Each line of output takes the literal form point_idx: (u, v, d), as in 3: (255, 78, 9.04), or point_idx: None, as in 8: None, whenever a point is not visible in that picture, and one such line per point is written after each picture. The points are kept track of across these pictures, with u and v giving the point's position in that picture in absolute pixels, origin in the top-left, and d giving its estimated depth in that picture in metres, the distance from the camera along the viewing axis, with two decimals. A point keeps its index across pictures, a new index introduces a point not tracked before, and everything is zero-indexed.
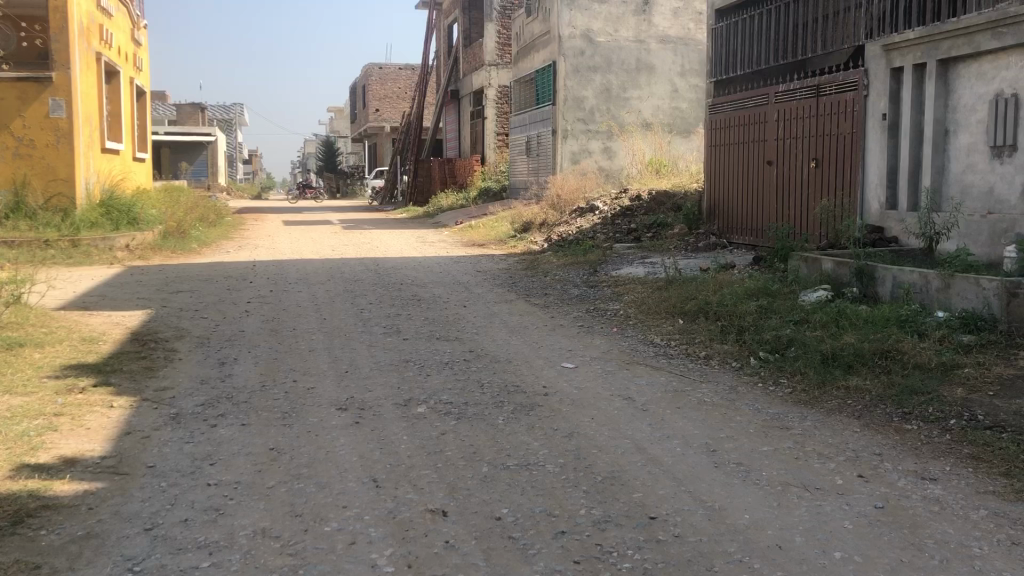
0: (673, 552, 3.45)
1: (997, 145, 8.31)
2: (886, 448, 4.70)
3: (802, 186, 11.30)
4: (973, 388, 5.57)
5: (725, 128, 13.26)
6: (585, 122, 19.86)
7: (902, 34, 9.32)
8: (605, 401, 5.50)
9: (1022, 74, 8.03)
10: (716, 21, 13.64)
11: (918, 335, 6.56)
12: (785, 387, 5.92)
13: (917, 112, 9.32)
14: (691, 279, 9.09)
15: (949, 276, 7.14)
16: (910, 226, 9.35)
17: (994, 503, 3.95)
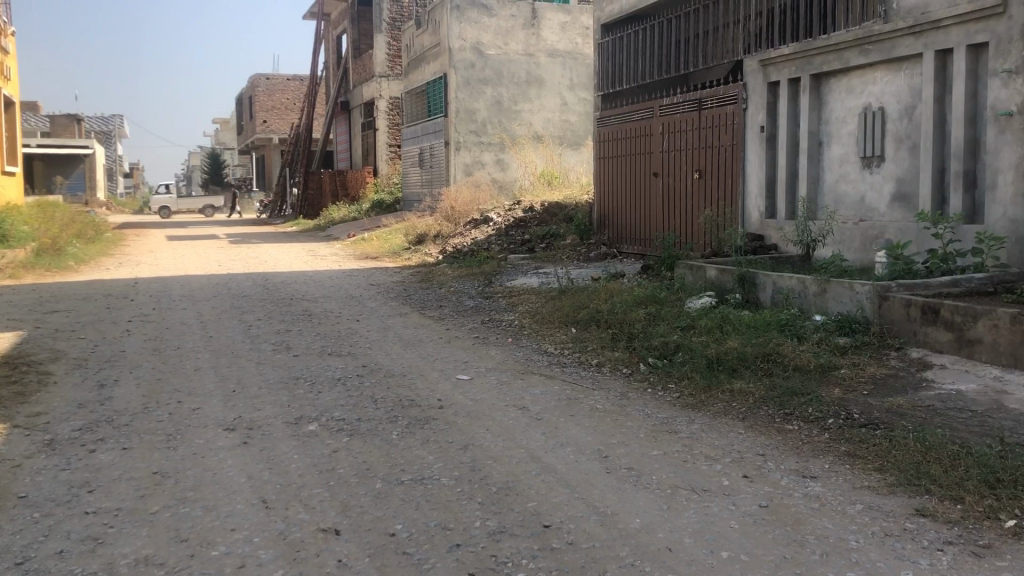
0: (567, 559, 3.48)
1: (867, 156, 8.76)
2: (770, 448, 4.87)
3: (686, 197, 11.62)
4: (849, 388, 5.84)
5: (613, 140, 13.54)
6: (477, 134, 19.96)
7: (777, 50, 9.74)
8: (500, 411, 5.52)
9: (887, 89, 8.49)
10: (602, 35, 13.94)
11: (798, 338, 6.84)
12: (674, 391, 6.07)
13: (793, 124, 9.74)
14: (583, 288, 9.23)
15: (825, 281, 7.47)
16: (788, 233, 9.75)
17: (870, 497, 4.14)
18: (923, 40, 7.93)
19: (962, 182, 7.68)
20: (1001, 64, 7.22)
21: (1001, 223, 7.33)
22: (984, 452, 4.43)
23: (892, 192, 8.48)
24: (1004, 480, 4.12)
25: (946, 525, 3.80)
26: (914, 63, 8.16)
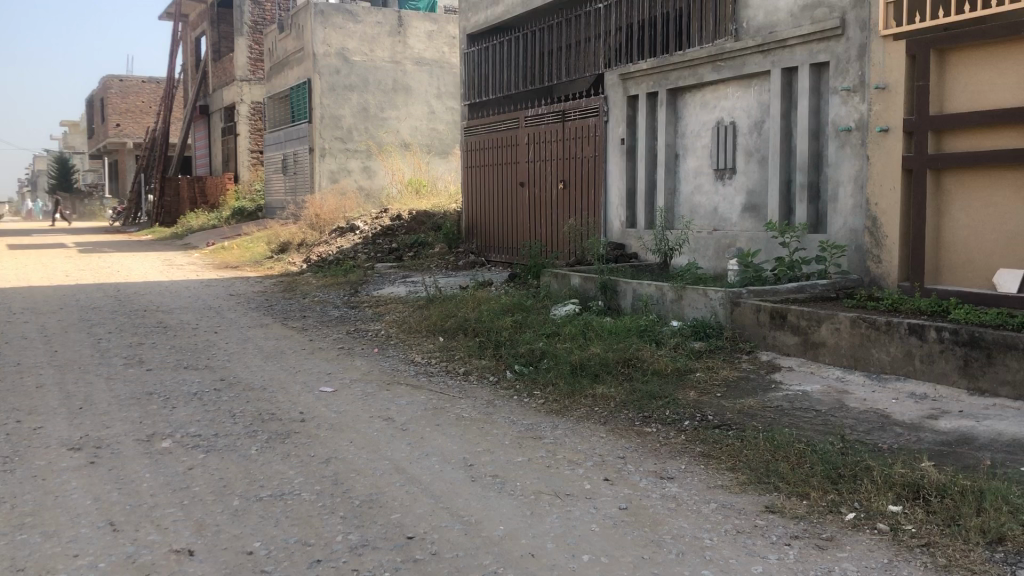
0: (430, 569, 3.47)
1: (720, 168, 9.14)
2: (629, 451, 5.00)
3: (551, 206, 11.82)
4: (703, 390, 6.07)
5: (480, 150, 13.64)
6: (342, 140, 19.66)
7: (636, 64, 10.06)
8: (364, 423, 5.45)
9: (738, 104, 8.90)
10: (468, 45, 14.02)
11: (657, 343, 7.06)
12: (538, 398, 6.14)
13: (652, 136, 10.07)
14: (450, 296, 9.24)
15: (681, 288, 7.74)
16: (647, 242, 10.05)
17: (723, 496, 4.31)
18: (771, 58, 8.37)
19: (806, 194, 8.13)
20: (841, 83, 7.70)
21: (841, 233, 7.80)
22: (826, 449, 4.69)
23: (743, 203, 8.88)
24: (844, 475, 4.38)
25: (793, 520, 3.99)
26: (762, 80, 8.59)
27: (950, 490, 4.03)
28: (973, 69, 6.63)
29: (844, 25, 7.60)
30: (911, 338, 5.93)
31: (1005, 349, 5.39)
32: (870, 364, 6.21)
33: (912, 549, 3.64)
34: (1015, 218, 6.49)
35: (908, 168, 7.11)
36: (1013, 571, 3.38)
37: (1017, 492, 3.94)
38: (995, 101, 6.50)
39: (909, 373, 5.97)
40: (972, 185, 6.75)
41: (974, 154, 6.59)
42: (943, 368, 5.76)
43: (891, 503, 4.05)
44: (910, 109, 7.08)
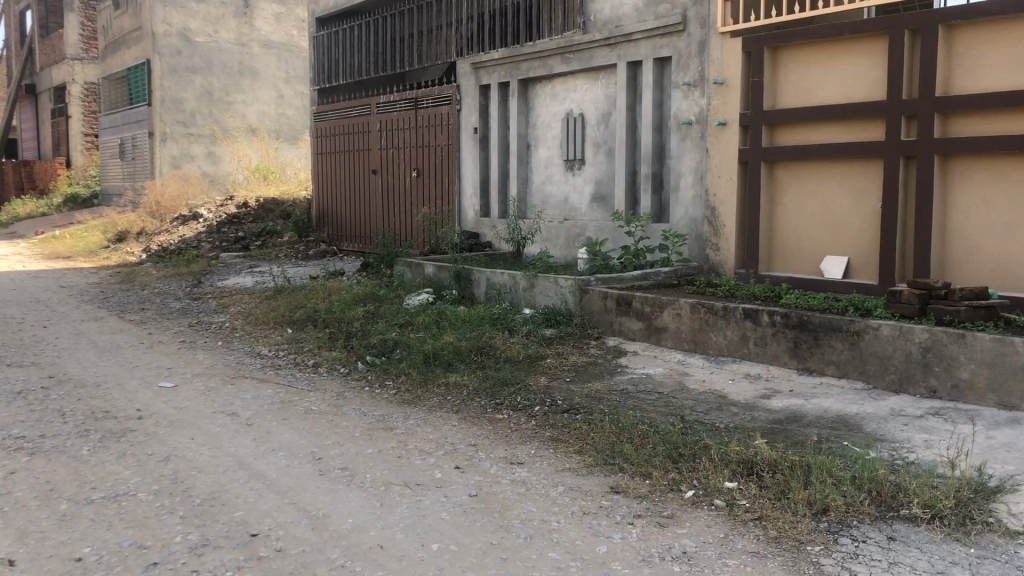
0: (275, 567, 3.37)
1: (570, 159, 9.32)
2: (480, 438, 5.04)
3: (404, 194, 11.73)
4: (553, 376, 6.19)
5: (331, 136, 13.36)
6: (185, 124, 18.81)
7: (488, 54, 10.11)
8: (206, 419, 5.25)
9: (586, 96, 9.09)
10: (317, 29, 13.69)
11: (509, 331, 7.13)
12: (390, 388, 6.08)
13: (503, 126, 10.15)
14: (300, 287, 9.02)
15: (533, 276, 7.85)
16: (500, 230, 10.14)
17: (571, 479, 4.40)
18: (617, 51, 8.59)
19: (651, 184, 8.41)
20: (682, 77, 7.98)
21: (683, 222, 8.11)
22: (668, 430, 4.87)
23: (592, 193, 9.09)
24: (684, 454, 4.56)
25: (636, 500, 4.12)
26: (609, 73, 8.81)
27: (781, 464, 4.26)
28: (803, 66, 7.05)
29: (685, 21, 7.89)
30: (746, 322, 6.24)
31: (829, 331, 5.76)
32: (709, 348, 6.50)
33: (746, 523, 3.83)
34: (839, 209, 6.93)
35: (744, 160, 7.46)
36: (836, 539, 3.61)
37: (839, 465, 4.21)
38: (822, 98, 6.93)
39: (744, 356, 6.28)
40: (801, 177, 7.16)
41: (803, 147, 6.99)
42: (775, 349, 6.09)
43: (727, 480, 4.24)
44: (745, 104, 7.44)
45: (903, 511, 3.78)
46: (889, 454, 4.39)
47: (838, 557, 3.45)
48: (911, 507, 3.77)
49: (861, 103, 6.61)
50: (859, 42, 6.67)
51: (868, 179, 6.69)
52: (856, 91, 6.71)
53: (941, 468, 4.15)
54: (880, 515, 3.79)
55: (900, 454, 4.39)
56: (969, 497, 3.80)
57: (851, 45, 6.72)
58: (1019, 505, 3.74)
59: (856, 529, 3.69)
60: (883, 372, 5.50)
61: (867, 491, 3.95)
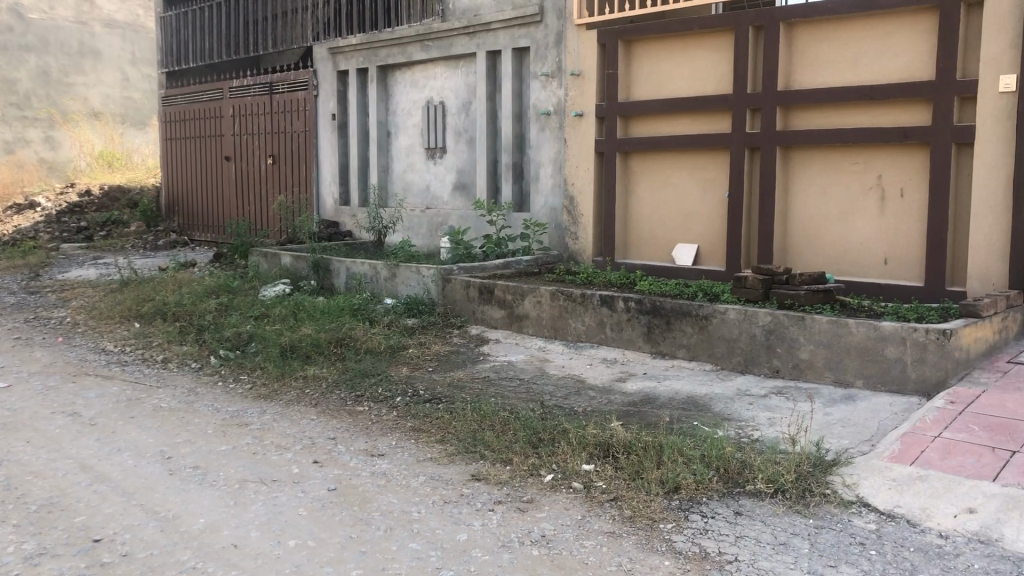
0: (120, 573, 3.21)
1: (430, 147, 9.28)
2: (340, 431, 4.96)
3: (259, 182, 11.37)
4: (415, 366, 6.16)
5: (180, 122, 12.80)
6: (19, 107, 17.30)
7: (345, 39, 9.92)
8: (45, 420, 4.94)
9: (446, 84, 9.07)
10: (164, 9, 13.07)
11: (370, 321, 7.04)
12: (245, 382, 5.90)
13: (363, 113, 10.00)
14: (148, 279, 8.62)
15: (394, 266, 7.78)
16: (360, 219, 9.98)
17: (432, 468, 4.38)
18: (476, 41, 8.59)
19: (511, 174, 8.48)
20: (540, 68, 8.07)
21: (543, 211, 8.22)
22: (528, 416, 4.93)
23: (453, 181, 9.08)
24: (543, 439, 4.63)
25: (496, 486, 4.15)
26: (468, 62, 8.81)
27: (635, 446, 4.38)
28: (656, 60, 7.27)
29: (542, 12, 7.98)
30: (603, 308, 6.39)
31: (681, 315, 5.97)
32: (568, 334, 6.62)
33: (602, 504, 3.92)
34: (690, 199, 7.19)
35: (600, 151, 7.62)
36: (686, 516, 3.75)
37: (689, 444, 4.36)
38: (674, 91, 7.17)
39: (601, 341, 6.43)
40: (654, 168, 7.38)
41: (656, 139, 7.20)
42: (630, 334, 6.26)
43: (585, 463, 4.34)
44: (601, 95, 7.61)
45: (749, 487, 3.96)
46: (736, 432, 4.60)
47: (689, 534, 3.59)
48: (755, 482, 3.96)
49: (709, 96, 6.87)
50: (708, 37, 6.93)
51: (716, 170, 6.97)
52: (705, 85, 6.97)
53: (783, 444, 4.37)
54: (727, 491, 3.97)
55: (746, 432, 4.61)
56: (809, 471, 4.02)
57: (701, 40, 6.97)
58: (853, 476, 3.98)
59: (706, 505, 3.85)
60: (730, 353, 5.75)
61: (716, 469, 4.12)
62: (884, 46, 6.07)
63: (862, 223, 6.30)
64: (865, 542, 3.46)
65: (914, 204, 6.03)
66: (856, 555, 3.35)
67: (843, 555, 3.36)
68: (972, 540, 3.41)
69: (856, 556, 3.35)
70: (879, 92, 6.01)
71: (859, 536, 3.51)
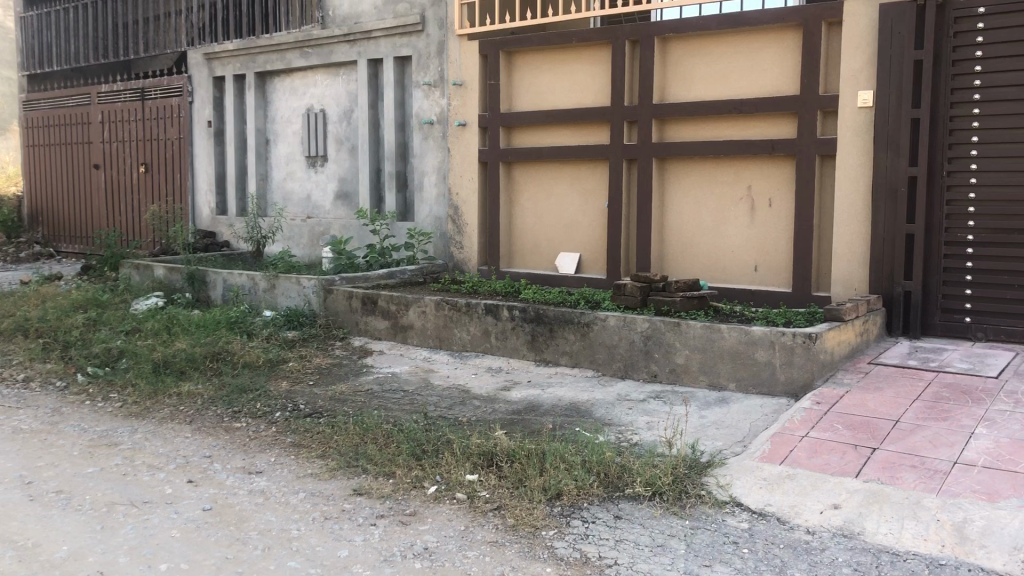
0: None
1: (311, 155, 9.12)
2: (217, 449, 4.80)
3: (130, 192, 10.92)
4: (295, 380, 6.03)
5: (43, 128, 12.19)
6: None
7: (221, 44, 9.66)
8: None
9: (327, 92, 8.94)
10: (24, 9, 12.41)
11: (248, 334, 6.85)
12: (115, 401, 5.64)
13: (240, 121, 9.75)
14: (8, 293, 8.14)
15: (273, 277, 7.61)
16: (238, 230, 9.73)
17: (312, 484, 4.30)
18: (357, 48, 8.51)
19: (394, 182, 8.41)
20: (422, 77, 8.06)
21: (427, 220, 8.19)
22: (411, 428, 4.89)
23: (335, 191, 8.95)
24: (427, 451, 4.60)
25: (379, 500, 4.10)
26: (349, 70, 8.71)
27: (518, 454, 4.40)
28: (537, 70, 7.36)
29: (423, 21, 7.98)
30: (487, 317, 6.41)
31: (563, 323, 6.05)
32: (453, 343, 6.61)
33: (486, 513, 3.92)
34: (572, 207, 7.30)
35: (483, 161, 7.65)
36: (568, 522, 3.80)
37: (571, 450, 4.41)
38: (554, 102, 7.26)
39: (486, 350, 6.45)
40: (536, 178, 7.47)
41: (538, 149, 7.28)
42: (514, 343, 6.30)
43: (468, 473, 4.33)
44: (483, 105, 7.64)
45: (628, 490, 4.04)
46: (616, 437, 4.68)
47: (570, 539, 3.63)
48: (634, 486, 4.04)
49: (589, 107, 7.00)
50: (586, 49, 7.06)
51: (596, 180, 7.11)
52: (584, 96, 7.10)
53: (660, 447, 4.48)
54: (607, 495, 4.04)
55: (625, 436, 4.70)
56: (685, 473, 4.13)
57: (580, 52, 7.11)
58: (727, 476, 4.11)
59: (587, 510, 3.90)
60: (610, 360, 5.86)
61: (596, 474, 4.18)
62: (753, 61, 6.32)
63: (734, 231, 6.53)
64: (738, 541, 3.57)
65: (782, 214, 6.30)
66: (729, 554, 3.46)
67: (717, 554, 3.46)
68: (837, 534, 3.57)
69: (730, 555, 3.45)
70: (749, 106, 6.26)
71: (732, 535, 3.63)
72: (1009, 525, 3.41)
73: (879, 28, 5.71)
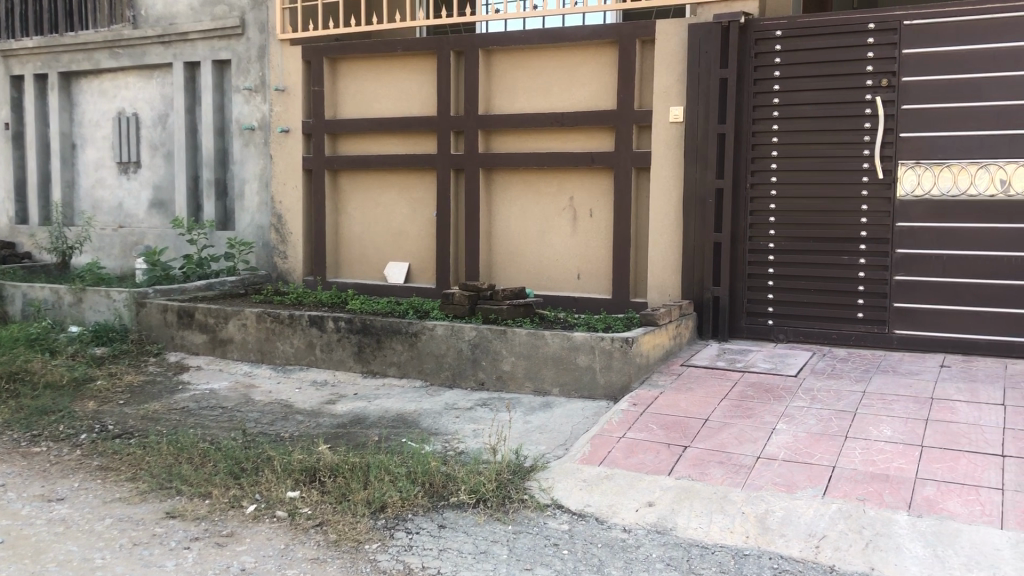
0: None
1: (123, 161, 8.64)
2: (11, 476, 4.44)
3: None
4: (104, 399, 5.67)
5: None
6: None
7: (20, 41, 9.00)
8: None
9: (140, 95, 8.51)
10: None
11: (50, 352, 6.40)
12: None
13: (42, 123, 9.11)
14: None
15: (80, 290, 7.15)
16: (41, 240, 9.08)
17: (120, 510, 4.05)
18: (172, 50, 8.14)
19: (213, 190, 8.10)
20: (242, 82, 7.81)
21: (248, 230, 7.93)
22: (229, 446, 4.70)
23: (149, 199, 8.52)
24: (246, 468, 4.44)
25: (193, 522, 3.92)
26: (164, 72, 8.33)
27: (341, 468, 4.31)
28: (362, 78, 7.29)
29: (243, 25, 7.73)
30: (312, 329, 6.27)
31: (389, 334, 6.00)
32: (275, 357, 6.43)
33: (307, 530, 3.82)
34: (398, 217, 7.26)
35: (308, 169, 7.50)
36: (391, 534, 3.76)
37: (396, 461, 4.37)
38: (379, 111, 7.22)
39: (311, 363, 6.31)
40: (362, 187, 7.39)
41: (363, 157, 7.21)
42: (340, 355, 6.20)
43: (289, 490, 4.20)
44: (307, 112, 7.49)
45: (451, 499, 4.04)
46: (442, 446, 4.69)
47: (393, 552, 3.59)
48: (458, 494, 4.05)
49: (414, 117, 7.00)
50: (411, 59, 7.06)
51: (423, 190, 7.11)
52: (410, 106, 7.09)
53: (485, 454, 4.52)
54: (431, 505, 4.02)
55: (451, 445, 4.71)
56: (508, 479, 4.17)
57: (405, 62, 7.09)
58: (548, 480, 4.19)
59: (411, 521, 3.88)
60: (437, 369, 5.86)
61: (421, 484, 4.15)
62: (573, 76, 6.52)
63: (557, 240, 6.70)
64: (558, 543, 3.65)
65: (602, 224, 6.52)
66: (549, 557, 3.52)
67: (538, 557, 3.52)
68: (650, 531, 3.72)
69: (550, 557, 3.52)
70: (570, 119, 6.44)
71: (553, 537, 3.71)
72: (805, 514, 3.65)
73: (689, 48, 6.02)
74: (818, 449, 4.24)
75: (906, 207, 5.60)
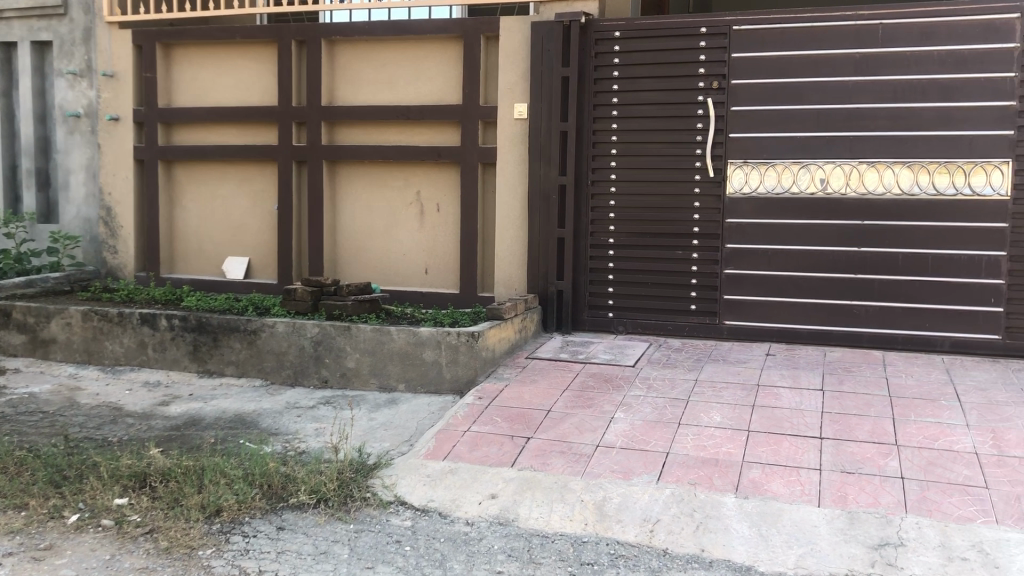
0: None
1: None
2: None
3: None
4: None
5: None
6: None
7: None
8: None
9: None
10: None
11: None
12: None
13: None
14: None
15: None
16: None
17: None
18: None
19: (33, 180, 7.58)
20: (66, 65, 7.33)
21: (74, 223, 7.43)
22: (49, 452, 4.41)
23: None
24: (69, 476, 4.17)
25: (6, 537, 3.65)
26: None
27: (173, 473, 4.12)
28: (199, 65, 7.00)
29: (66, 4, 7.27)
30: (143, 328, 5.97)
31: (227, 332, 5.80)
32: (103, 358, 6.08)
33: (135, 539, 3.63)
34: (238, 210, 7.02)
35: (139, 159, 7.14)
36: (227, 538, 3.63)
37: (233, 463, 4.21)
38: (217, 100, 6.95)
39: (143, 363, 6.01)
40: (199, 178, 7.10)
41: (200, 148, 6.93)
42: (175, 354, 5.92)
43: (116, 497, 3.97)
44: (138, 99, 7.12)
45: (291, 500, 3.94)
46: (281, 446, 4.56)
47: (228, 557, 3.47)
48: (298, 495, 3.94)
49: (253, 107, 6.77)
50: (250, 47, 6.83)
51: (264, 182, 6.91)
52: (250, 95, 6.86)
53: (326, 453, 4.43)
54: (270, 507, 3.91)
55: (291, 445, 4.60)
56: (351, 477, 4.09)
57: (244, 49, 6.86)
58: (391, 477, 4.14)
59: (247, 525, 3.76)
60: (279, 368, 5.70)
61: (258, 486, 4.02)
62: (418, 69, 6.48)
63: (403, 235, 6.65)
64: (400, 539, 3.62)
65: (449, 218, 6.52)
66: (392, 554, 3.49)
67: (379, 555, 3.48)
68: (493, 523, 3.75)
69: (392, 555, 3.49)
70: (415, 112, 6.40)
71: (394, 534, 3.67)
72: (640, 500, 3.77)
73: (533, 45, 6.11)
74: (653, 436, 4.40)
75: (735, 204, 5.88)
